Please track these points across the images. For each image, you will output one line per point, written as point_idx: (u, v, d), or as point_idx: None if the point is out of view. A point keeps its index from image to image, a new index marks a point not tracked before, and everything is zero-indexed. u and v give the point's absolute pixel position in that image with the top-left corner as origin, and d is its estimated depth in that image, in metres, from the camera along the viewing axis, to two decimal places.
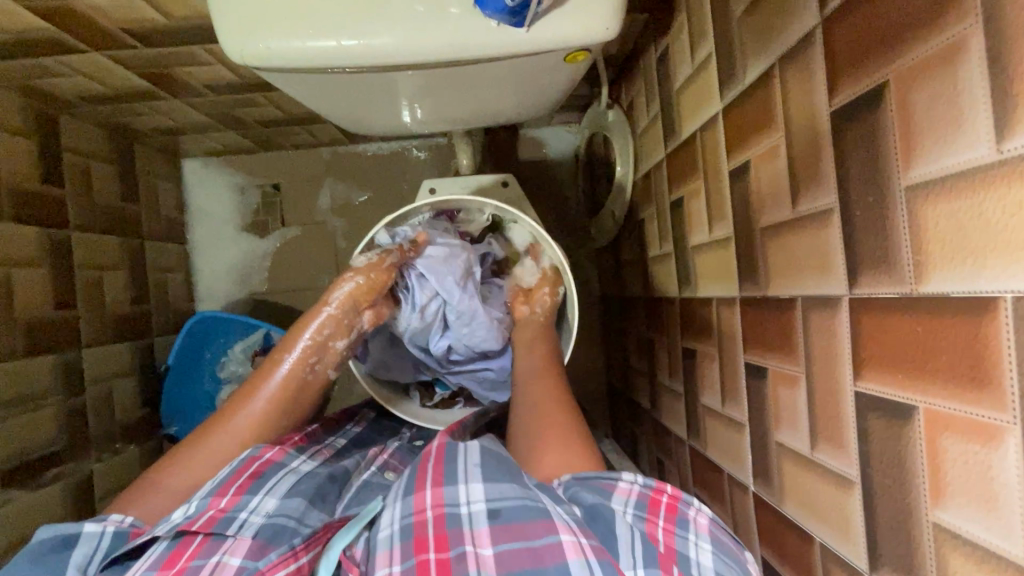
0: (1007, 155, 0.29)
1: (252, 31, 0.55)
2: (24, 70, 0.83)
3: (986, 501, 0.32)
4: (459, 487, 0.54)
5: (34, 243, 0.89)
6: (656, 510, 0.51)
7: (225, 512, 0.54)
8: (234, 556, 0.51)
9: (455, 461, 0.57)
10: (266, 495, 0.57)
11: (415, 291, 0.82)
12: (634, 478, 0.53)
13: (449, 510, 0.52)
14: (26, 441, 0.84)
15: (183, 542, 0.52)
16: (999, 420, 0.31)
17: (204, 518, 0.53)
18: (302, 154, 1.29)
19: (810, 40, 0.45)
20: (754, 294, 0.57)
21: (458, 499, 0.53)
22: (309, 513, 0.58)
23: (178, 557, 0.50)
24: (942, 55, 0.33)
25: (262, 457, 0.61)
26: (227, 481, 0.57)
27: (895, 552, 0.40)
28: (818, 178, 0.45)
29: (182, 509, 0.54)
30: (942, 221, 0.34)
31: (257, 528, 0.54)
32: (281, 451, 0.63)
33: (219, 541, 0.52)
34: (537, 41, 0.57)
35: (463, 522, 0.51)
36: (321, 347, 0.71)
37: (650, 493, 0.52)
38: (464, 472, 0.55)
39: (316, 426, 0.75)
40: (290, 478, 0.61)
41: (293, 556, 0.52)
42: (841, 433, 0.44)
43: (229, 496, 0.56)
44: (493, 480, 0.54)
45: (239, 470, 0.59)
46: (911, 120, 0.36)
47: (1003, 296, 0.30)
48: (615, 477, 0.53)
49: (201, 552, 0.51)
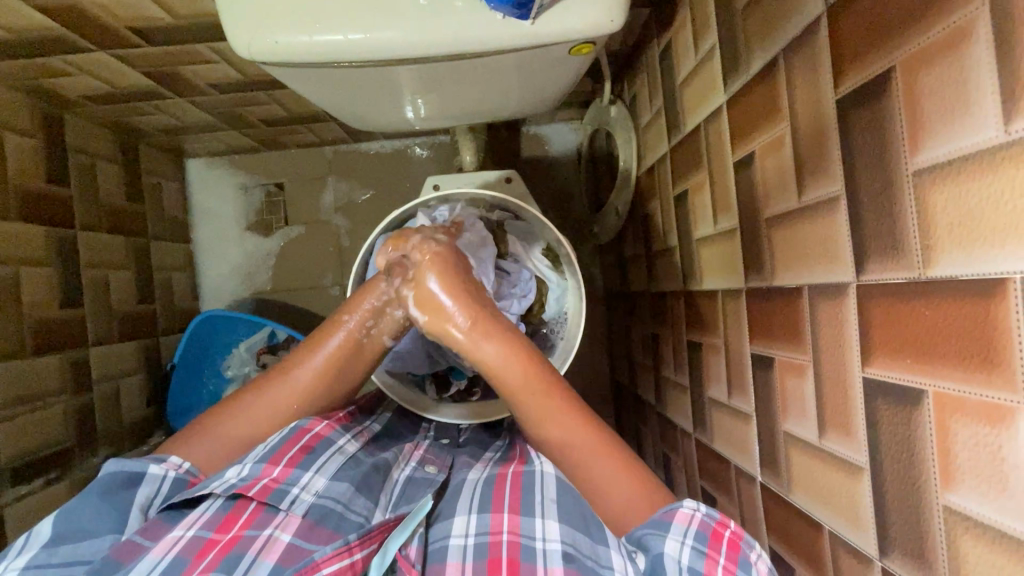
0: (1015, 136, 0.30)
1: (258, 26, 0.56)
2: (31, 70, 0.84)
3: (996, 483, 0.33)
4: (536, 521, 0.55)
5: (41, 242, 0.90)
6: (717, 546, 0.48)
7: (279, 483, 0.56)
8: (285, 533, 0.53)
9: (533, 493, 0.59)
10: (315, 474, 0.58)
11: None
12: (697, 505, 0.50)
13: (525, 540, 0.54)
14: (35, 438, 0.85)
15: (239, 506, 0.55)
16: (1010, 400, 0.31)
17: (259, 486, 0.55)
18: (305, 153, 1.29)
19: (814, 29, 0.46)
20: (760, 285, 0.58)
21: (535, 533, 0.54)
22: (355, 500, 0.58)
23: (233, 523, 0.53)
24: (948, 39, 0.33)
25: (312, 431, 0.61)
26: (279, 450, 0.58)
27: (906, 537, 0.40)
28: (824, 166, 0.45)
29: (236, 470, 0.57)
30: (949, 205, 0.34)
31: (307, 506, 0.55)
32: (329, 427, 0.63)
33: (272, 514, 0.54)
34: (542, 34, 0.57)
35: (536, 556, 0.52)
36: (377, 314, 0.68)
37: (713, 524, 0.49)
38: (542, 507, 0.57)
39: (354, 407, 0.75)
40: (338, 459, 0.61)
41: (347, 551, 0.50)
42: (850, 420, 0.45)
43: (282, 467, 0.57)
44: (571, 522, 0.55)
45: (290, 440, 0.59)
46: (918, 105, 0.36)
47: (1012, 276, 0.30)
48: (677, 504, 0.51)
49: (254, 523, 0.53)
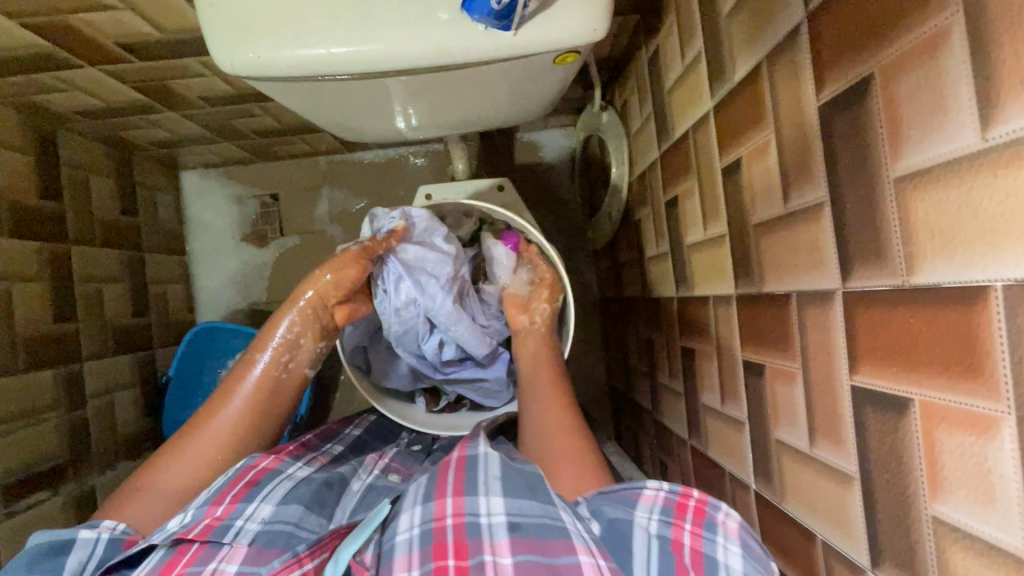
0: (993, 143, 0.29)
1: (242, 41, 0.56)
2: (20, 86, 0.84)
3: (983, 493, 0.32)
4: (480, 498, 0.55)
5: (33, 258, 0.90)
6: (683, 514, 0.51)
7: (221, 520, 0.54)
8: (231, 563, 0.51)
9: (477, 472, 0.58)
10: (261, 503, 0.57)
11: (391, 292, 0.78)
12: (660, 484, 0.53)
13: (469, 519, 0.53)
14: (27, 455, 0.84)
15: (179, 550, 0.51)
16: (993, 410, 0.31)
17: (200, 526, 0.53)
18: (300, 163, 1.29)
19: (795, 36, 0.45)
20: (750, 291, 0.57)
21: (478, 510, 0.54)
22: (306, 517, 0.58)
23: (174, 565, 0.50)
24: (927, 45, 0.33)
25: (258, 466, 0.61)
26: (223, 490, 0.57)
27: (896, 548, 0.39)
28: (808, 173, 0.45)
29: (178, 519, 0.55)
30: (930, 213, 0.34)
31: (253, 535, 0.54)
32: (276, 459, 0.64)
33: (216, 549, 0.52)
34: (525, 44, 0.57)
35: (482, 531, 0.52)
36: (293, 346, 0.69)
37: (678, 497, 0.52)
38: (485, 484, 0.56)
39: (311, 434, 0.74)
40: (286, 484, 0.61)
41: (298, 563, 0.50)
42: (839, 427, 0.44)
43: (225, 505, 0.56)
44: (515, 494, 0.54)
45: (235, 478, 0.59)
46: (898, 112, 0.35)
47: (992, 284, 0.30)
48: (640, 485, 0.53)
49: (197, 560, 0.51)
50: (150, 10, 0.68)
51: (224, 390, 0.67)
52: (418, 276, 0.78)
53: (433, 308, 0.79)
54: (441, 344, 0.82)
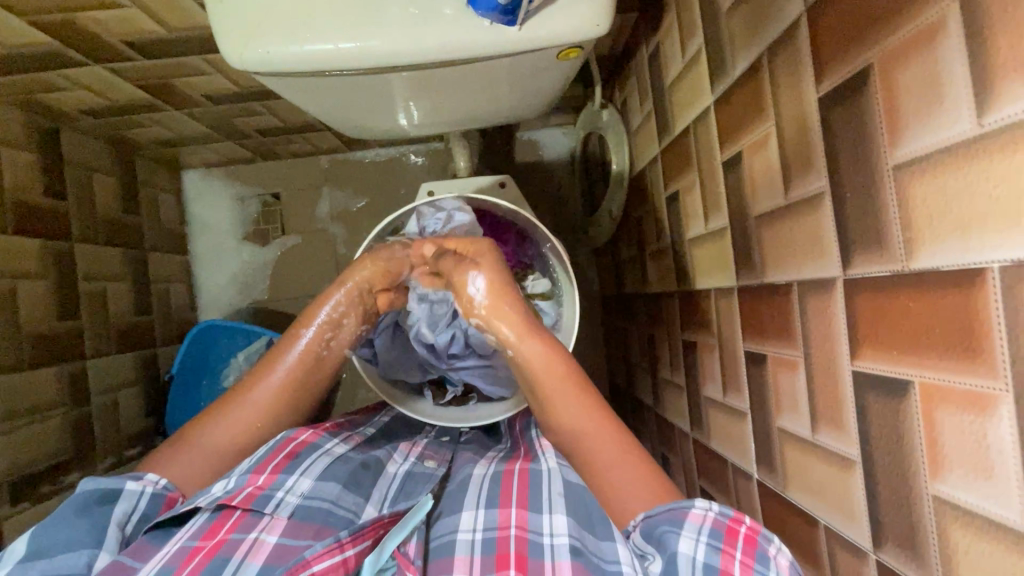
0: (989, 128, 0.30)
1: (250, 37, 0.56)
2: (26, 85, 0.84)
3: (982, 469, 0.33)
4: (544, 517, 0.56)
5: (38, 255, 0.90)
6: (733, 541, 0.46)
7: (263, 490, 0.55)
8: (271, 534, 0.52)
9: (541, 490, 0.60)
10: (301, 476, 0.58)
11: (429, 290, 0.83)
12: (710, 504, 0.48)
13: (532, 536, 0.55)
14: (33, 451, 0.85)
15: (223, 515, 0.54)
16: (991, 388, 0.31)
17: (243, 494, 0.55)
18: (301, 162, 1.30)
19: (795, 29, 0.46)
20: (751, 282, 0.58)
21: (542, 529, 0.55)
22: (344, 496, 0.59)
23: (218, 530, 0.52)
24: (923, 35, 0.34)
25: (297, 439, 0.62)
26: (264, 460, 0.58)
27: (897, 529, 0.40)
28: (809, 163, 0.46)
29: (222, 483, 0.56)
30: (928, 198, 0.35)
31: (293, 508, 0.55)
32: (315, 434, 0.64)
33: (257, 519, 0.54)
34: (529, 39, 0.58)
35: (544, 552, 0.53)
36: (336, 325, 0.70)
37: (728, 521, 0.47)
38: (550, 503, 0.58)
39: (343, 418, 0.74)
40: (324, 461, 0.61)
41: (339, 547, 0.50)
42: (840, 412, 0.45)
43: (266, 475, 0.57)
44: (578, 518, 0.56)
45: (276, 449, 0.60)
46: (896, 101, 0.36)
47: (990, 266, 0.31)
48: (689, 503, 0.48)
49: (239, 527, 0.53)
50: (157, 7, 0.69)
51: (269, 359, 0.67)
52: None
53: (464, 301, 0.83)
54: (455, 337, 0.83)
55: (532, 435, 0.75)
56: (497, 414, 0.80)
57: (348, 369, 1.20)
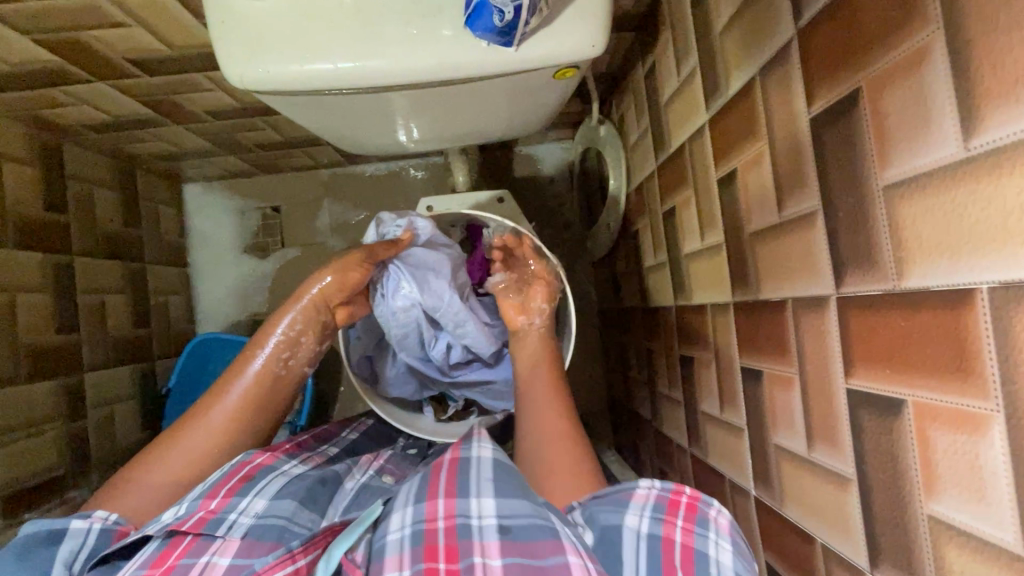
0: (975, 152, 0.31)
1: (252, 57, 0.57)
2: (30, 101, 0.86)
3: (975, 490, 0.33)
4: (472, 501, 0.54)
5: (37, 269, 0.91)
6: (674, 510, 0.51)
7: (215, 513, 0.54)
8: (224, 557, 0.50)
9: (469, 473, 0.57)
10: (255, 497, 0.57)
11: (389, 296, 0.78)
12: (652, 483, 0.53)
13: (461, 521, 0.52)
14: (24, 468, 0.84)
15: (172, 543, 0.51)
16: (982, 409, 0.32)
17: (193, 519, 0.52)
18: (301, 176, 1.31)
19: (787, 52, 0.47)
20: (746, 298, 0.58)
21: (471, 512, 0.53)
22: (299, 513, 0.57)
23: (167, 557, 0.50)
24: (911, 60, 0.34)
25: (253, 462, 0.61)
26: (217, 484, 0.57)
27: (893, 549, 0.40)
28: (801, 183, 0.47)
29: (173, 510, 0.54)
30: (918, 219, 0.35)
31: (246, 528, 0.53)
32: (272, 456, 0.63)
33: (209, 542, 0.51)
34: (525, 60, 0.59)
35: (473, 533, 0.51)
36: (294, 343, 0.68)
37: (669, 495, 0.52)
38: (478, 485, 0.55)
39: (307, 435, 0.73)
40: (280, 480, 0.60)
41: (290, 559, 0.50)
42: (836, 430, 0.45)
43: (219, 499, 0.55)
44: (506, 492, 0.54)
45: (229, 473, 0.58)
46: (885, 123, 0.37)
47: (978, 287, 0.31)
48: (633, 483, 0.53)
49: (190, 551, 0.50)
50: (159, 26, 0.70)
51: (222, 380, 0.65)
52: (420, 276, 0.78)
53: (436, 308, 0.79)
54: (448, 346, 0.82)
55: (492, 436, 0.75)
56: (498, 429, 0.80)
57: (346, 382, 1.20)
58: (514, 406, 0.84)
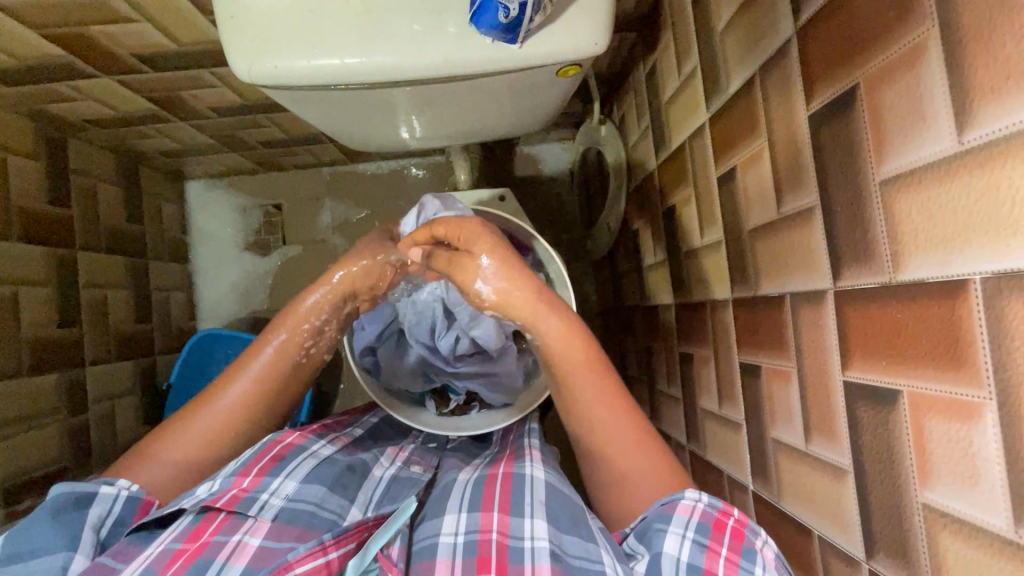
0: (968, 146, 0.32)
1: (259, 52, 0.58)
2: (37, 95, 0.86)
3: (969, 478, 0.33)
4: (525, 521, 0.54)
5: (40, 263, 0.91)
6: (720, 535, 0.48)
7: (248, 492, 0.55)
8: (255, 537, 0.51)
9: (524, 494, 0.58)
10: (285, 479, 0.57)
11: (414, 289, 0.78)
12: (699, 497, 0.50)
13: (512, 541, 0.52)
14: (25, 460, 0.84)
15: (206, 518, 0.53)
16: (975, 396, 0.32)
17: (227, 496, 0.54)
18: (303, 174, 1.32)
19: (786, 50, 0.48)
20: (745, 294, 0.59)
21: (522, 533, 0.52)
22: (328, 499, 0.58)
23: (202, 532, 0.51)
24: (907, 56, 0.35)
25: (283, 442, 0.62)
26: (250, 462, 0.58)
27: (889, 538, 0.41)
28: (800, 179, 0.47)
29: (207, 485, 0.55)
30: (913, 212, 0.36)
31: (277, 511, 0.54)
32: (302, 437, 0.64)
33: (241, 521, 0.53)
34: (528, 57, 0.60)
35: (524, 555, 0.50)
36: (318, 333, 0.68)
37: (716, 514, 0.49)
38: (531, 507, 0.55)
39: (332, 419, 0.73)
40: (310, 463, 0.61)
41: (322, 550, 0.49)
42: (833, 422, 0.46)
43: (251, 478, 0.56)
44: (557, 523, 0.53)
45: (261, 452, 0.60)
46: (882, 119, 0.38)
47: (971, 278, 0.32)
48: (679, 496, 0.51)
49: (224, 528, 0.52)
50: (166, 22, 0.71)
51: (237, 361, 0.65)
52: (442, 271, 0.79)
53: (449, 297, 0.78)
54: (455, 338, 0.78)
55: (521, 439, 0.73)
56: (498, 422, 0.77)
57: (346, 379, 1.20)
58: (516, 400, 0.79)
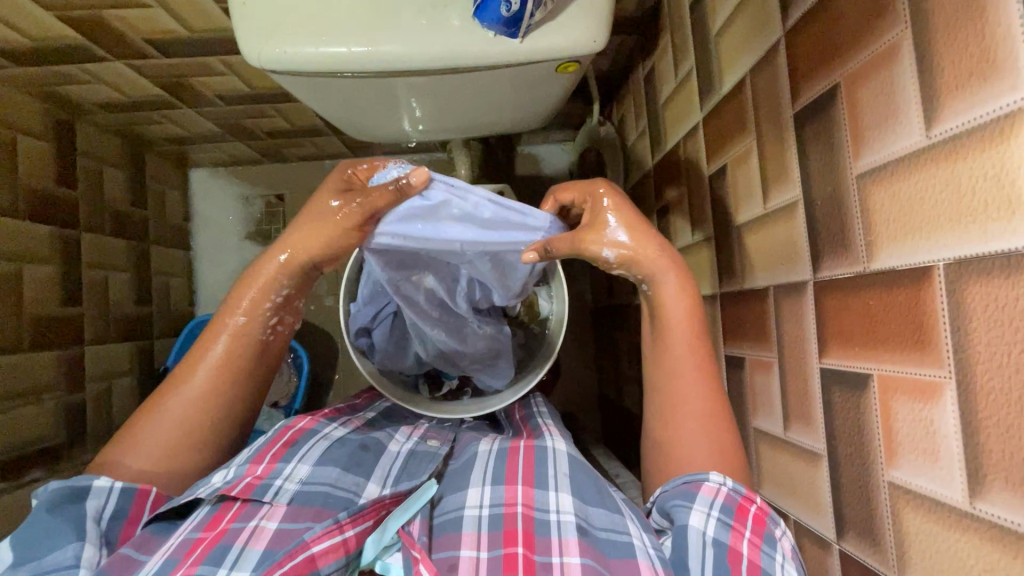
0: (935, 139, 0.34)
1: (269, 38, 0.60)
2: (49, 76, 0.88)
3: (930, 455, 0.35)
4: (550, 494, 0.55)
5: (44, 241, 0.93)
6: (743, 519, 0.48)
7: (262, 479, 0.56)
8: (271, 521, 0.53)
9: (546, 466, 0.59)
10: (299, 462, 0.59)
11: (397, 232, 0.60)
12: (724, 480, 0.50)
13: (539, 514, 0.54)
14: (21, 435, 0.86)
15: (224, 507, 0.53)
16: (936, 375, 0.34)
17: (242, 484, 0.55)
18: (306, 166, 1.34)
19: (775, 52, 0.50)
20: (733, 289, 0.61)
21: (548, 506, 0.54)
22: (343, 477, 0.59)
23: (219, 520, 0.52)
24: (883, 55, 0.37)
25: (294, 427, 0.64)
26: (262, 449, 0.59)
27: (859, 518, 0.42)
28: (785, 175, 0.50)
29: (221, 475, 0.56)
30: (886, 203, 0.38)
31: (292, 494, 0.56)
32: (313, 421, 0.66)
33: (257, 507, 0.54)
34: (529, 51, 0.62)
35: (550, 529, 0.52)
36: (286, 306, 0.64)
37: (739, 499, 0.49)
38: (555, 480, 0.57)
39: (343, 403, 0.75)
40: (323, 444, 0.63)
41: (338, 529, 0.50)
42: (809, 410, 0.48)
43: (264, 465, 0.58)
44: (585, 497, 0.55)
45: (273, 439, 0.61)
46: (860, 114, 0.40)
47: (936, 264, 0.34)
48: (703, 476, 0.50)
49: (241, 516, 0.53)
50: (179, 8, 0.73)
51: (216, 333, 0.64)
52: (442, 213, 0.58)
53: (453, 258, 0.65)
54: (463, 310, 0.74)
55: (535, 419, 0.73)
56: (492, 406, 0.78)
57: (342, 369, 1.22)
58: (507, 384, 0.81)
